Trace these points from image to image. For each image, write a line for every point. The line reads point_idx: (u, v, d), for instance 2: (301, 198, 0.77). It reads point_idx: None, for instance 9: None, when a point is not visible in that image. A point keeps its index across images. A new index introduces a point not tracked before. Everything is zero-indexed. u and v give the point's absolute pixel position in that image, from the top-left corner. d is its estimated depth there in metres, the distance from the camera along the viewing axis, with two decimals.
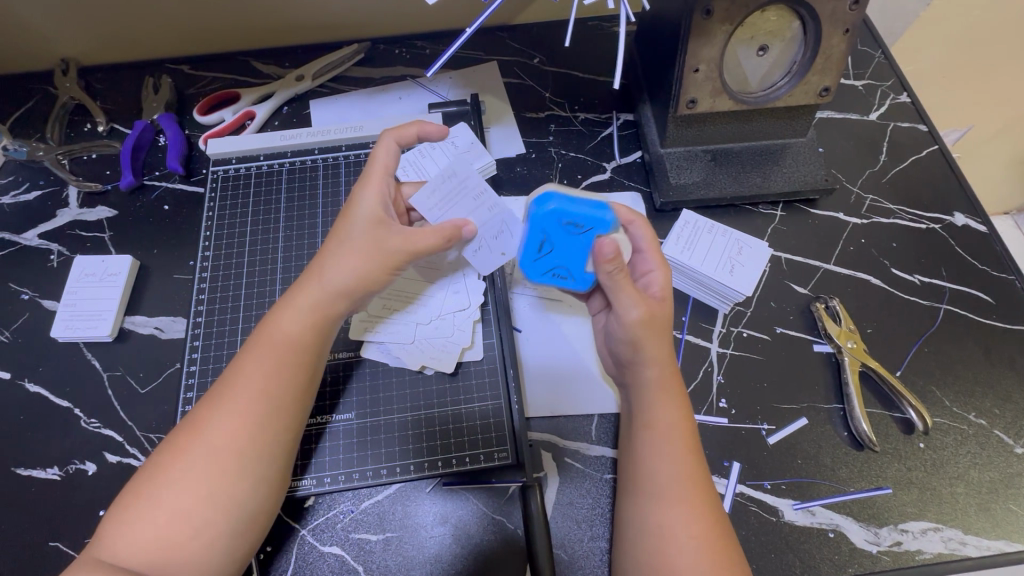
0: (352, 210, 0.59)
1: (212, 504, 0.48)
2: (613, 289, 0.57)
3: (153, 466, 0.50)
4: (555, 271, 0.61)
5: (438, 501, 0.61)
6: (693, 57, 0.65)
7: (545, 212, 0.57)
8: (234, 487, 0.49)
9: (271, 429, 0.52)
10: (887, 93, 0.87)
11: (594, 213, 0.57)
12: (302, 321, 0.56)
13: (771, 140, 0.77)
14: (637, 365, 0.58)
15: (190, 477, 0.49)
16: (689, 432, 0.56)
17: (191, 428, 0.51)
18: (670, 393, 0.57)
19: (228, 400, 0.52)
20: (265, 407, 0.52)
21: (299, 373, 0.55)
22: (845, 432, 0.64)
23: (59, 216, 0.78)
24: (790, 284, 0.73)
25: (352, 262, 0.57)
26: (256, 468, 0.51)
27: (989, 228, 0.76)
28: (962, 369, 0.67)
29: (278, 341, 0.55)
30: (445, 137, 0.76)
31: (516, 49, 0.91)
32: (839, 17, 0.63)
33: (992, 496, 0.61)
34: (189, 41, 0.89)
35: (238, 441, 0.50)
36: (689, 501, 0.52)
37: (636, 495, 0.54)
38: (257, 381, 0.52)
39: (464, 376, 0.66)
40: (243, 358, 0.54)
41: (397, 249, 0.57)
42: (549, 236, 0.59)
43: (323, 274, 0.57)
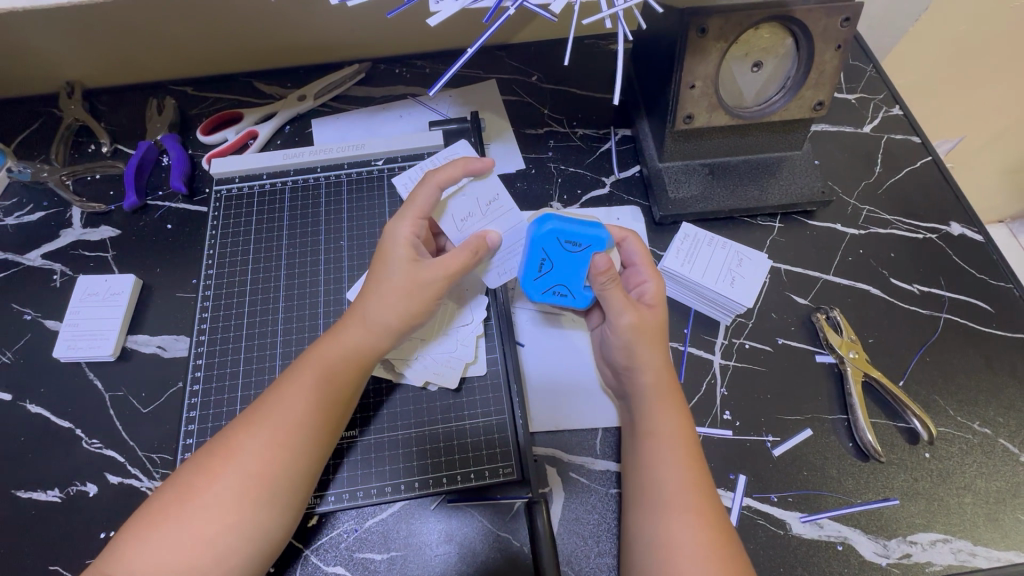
0: (387, 246, 0.60)
1: (239, 534, 0.48)
2: (603, 296, 0.60)
3: (181, 491, 0.49)
4: (555, 289, 0.64)
5: (443, 519, 0.61)
6: (689, 73, 0.67)
7: (540, 234, 0.59)
8: (264, 517, 0.50)
9: (306, 463, 0.52)
10: (879, 105, 0.89)
11: (587, 231, 0.59)
12: (344, 358, 0.57)
13: (768, 153, 0.78)
14: (634, 373, 0.59)
15: (221, 506, 0.48)
16: (692, 444, 0.56)
17: (226, 455, 0.50)
18: (669, 404, 0.58)
19: (267, 425, 0.52)
20: (302, 443, 0.52)
21: (334, 408, 0.55)
22: (850, 443, 0.64)
23: (62, 236, 0.78)
24: (790, 295, 0.73)
25: (394, 295, 0.58)
26: (287, 502, 0.51)
27: (986, 237, 0.77)
28: (964, 377, 0.67)
29: (319, 376, 0.55)
30: (447, 152, 0.76)
31: (515, 67, 0.93)
32: (831, 34, 0.65)
33: (1000, 506, 0.61)
34: (193, 63, 0.91)
35: (272, 469, 0.50)
36: (693, 508, 0.52)
37: (641, 505, 0.54)
38: (297, 413, 0.53)
39: (468, 393, 0.65)
40: (283, 387, 0.55)
41: (433, 282, 0.58)
42: (548, 255, 0.61)
43: (366, 308, 0.58)
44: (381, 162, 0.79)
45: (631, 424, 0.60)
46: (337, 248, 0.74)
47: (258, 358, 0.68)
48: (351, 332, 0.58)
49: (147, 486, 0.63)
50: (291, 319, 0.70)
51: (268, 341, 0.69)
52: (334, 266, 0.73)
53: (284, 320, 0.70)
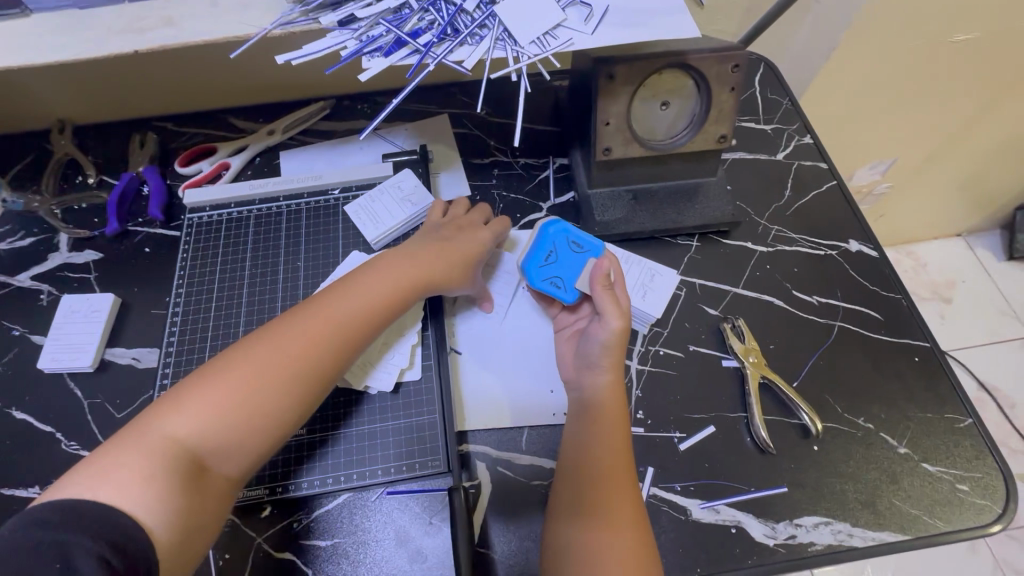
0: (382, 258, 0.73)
1: (254, 411, 0.58)
2: (598, 297, 0.70)
3: (213, 368, 0.59)
4: (552, 279, 0.75)
5: (382, 508, 0.68)
6: (603, 112, 0.76)
7: (551, 232, 0.76)
8: (276, 400, 0.59)
9: (325, 359, 0.62)
10: (793, 135, 0.98)
11: (592, 241, 0.76)
12: (393, 283, 0.69)
13: (684, 179, 0.87)
14: (593, 371, 0.69)
15: (240, 383, 0.58)
16: (622, 437, 0.65)
17: (251, 346, 0.61)
18: (619, 396, 0.68)
19: (265, 366, 0.60)
20: (328, 341, 0.63)
21: (378, 318, 0.67)
22: (748, 438, 0.72)
23: (50, 260, 0.87)
24: (703, 306, 0.82)
25: (422, 254, 0.73)
26: (300, 392, 0.61)
27: (880, 253, 0.86)
28: (853, 378, 0.76)
29: (373, 293, 0.68)
30: (392, 182, 0.86)
31: (465, 102, 1.02)
32: (724, 77, 0.75)
33: (877, 492, 0.68)
34: (173, 102, 1.00)
35: (257, 404, 0.58)
36: (625, 486, 0.62)
37: (579, 481, 0.63)
38: (330, 318, 0.64)
39: (404, 395, 0.73)
40: (323, 301, 0.66)
41: (445, 253, 0.74)
42: (555, 250, 0.77)
43: (359, 290, 0.67)
44: (337, 191, 0.88)
45: (579, 410, 0.68)
46: (295, 269, 0.83)
47: None
48: (408, 266, 0.71)
49: None
50: (251, 332, 0.78)
51: None
52: (291, 285, 0.82)
53: (245, 333, 0.78)
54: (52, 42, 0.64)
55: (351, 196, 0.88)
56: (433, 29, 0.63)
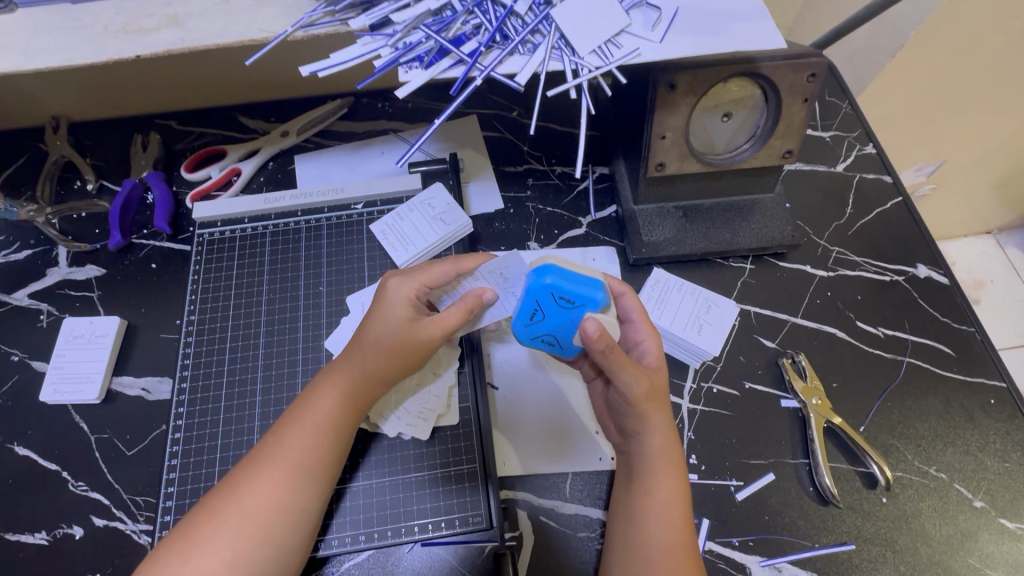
0: (386, 304, 0.61)
1: (235, 573, 0.51)
2: (611, 365, 0.56)
3: (175, 547, 0.52)
4: (544, 336, 0.61)
5: (417, 563, 0.64)
6: (659, 126, 0.68)
7: (537, 285, 0.56)
8: (258, 554, 0.52)
9: (297, 499, 0.55)
10: (853, 143, 0.90)
11: (585, 291, 0.55)
12: (342, 398, 0.59)
13: (740, 195, 0.79)
14: (640, 435, 0.59)
15: (214, 552, 0.51)
16: (683, 503, 0.58)
17: (207, 517, 0.53)
18: (670, 463, 0.59)
19: (273, 467, 0.55)
20: (292, 484, 0.55)
21: (341, 445, 0.59)
22: (810, 487, 0.66)
23: (49, 276, 0.80)
24: (759, 338, 0.75)
25: (387, 347, 0.59)
26: (280, 538, 0.54)
27: (951, 280, 0.79)
28: (924, 422, 0.70)
29: (329, 418, 0.58)
30: (422, 199, 0.79)
31: (495, 102, 0.94)
32: (797, 88, 0.65)
33: (950, 551, 0.63)
34: (177, 98, 0.91)
35: (275, 510, 0.54)
36: (679, 568, 0.55)
37: (628, 562, 0.57)
38: (289, 460, 0.56)
39: (441, 440, 0.67)
40: (277, 436, 0.58)
41: (429, 337, 0.59)
42: (541, 308, 0.58)
43: (361, 356, 0.60)
44: (360, 206, 0.81)
45: (627, 475, 0.62)
46: (316, 293, 0.76)
47: (238, 404, 0.70)
48: (346, 374, 0.60)
49: (132, 529, 0.65)
50: (271, 365, 0.72)
51: (248, 387, 0.71)
52: (313, 311, 0.75)
53: (264, 366, 0.72)
54: (37, 45, 0.55)
55: (376, 211, 0.81)
56: (480, 36, 0.55)
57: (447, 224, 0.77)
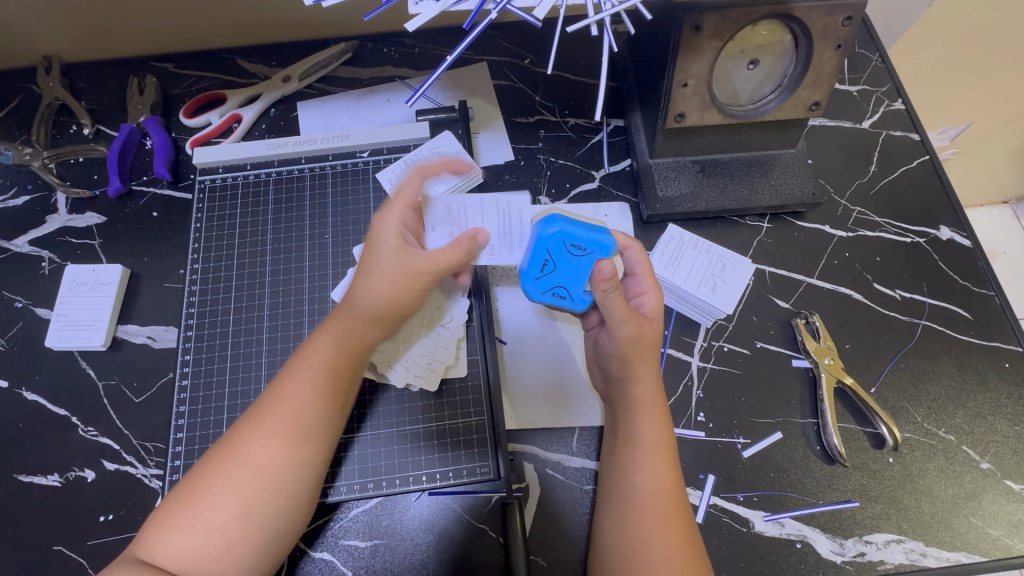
0: (374, 241, 0.59)
1: (247, 524, 0.51)
2: (607, 307, 0.56)
3: (183, 502, 0.51)
4: (555, 291, 0.60)
5: (423, 510, 0.64)
6: (682, 72, 0.63)
7: (546, 234, 0.57)
8: (269, 505, 0.52)
9: (303, 451, 0.54)
10: (882, 99, 0.86)
11: (595, 236, 0.56)
12: (340, 347, 0.57)
13: (761, 150, 0.75)
14: (625, 384, 0.60)
15: (223, 502, 0.51)
16: (669, 449, 0.58)
17: (213, 473, 0.52)
18: (654, 414, 0.59)
19: (273, 417, 0.54)
20: (292, 432, 0.54)
21: (339, 394, 0.57)
22: (817, 446, 0.66)
23: (48, 222, 0.78)
24: (773, 298, 0.73)
25: (382, 287, 0.57)
26: (290, 489, 0.53)
27: (974, 243, 0.76)
28: (935, 385, 0.69)
29: (326, 368, 0.56)
30: (430, 146, 0.77)
31: (507, 48, 0.89)
32: (830, 33, 0.61)
33: (954, 510, 0.64)
34: (173, 39, 0.87)
35: (276, 459, 0.53)
36: (662, 516, 0.55)
37: (614, 508, 0.57)
38: (290, 413, 0.54)
39: (448, 394, 0.67)
40: (277, 389, 0.56)
41: (423, 273, 0.58)
42: (551, 256, 0.58)
43: (354, 297, 0.58)
44: (366, 154, 0.79)
45: (614, 428, 0.62)
46: (322, 245, 0.75)
47: (245, 354, 0.70)
48: (342, 324, 0.58)
49: (142, 473, 0.66)
50: (277, 316, 0.71)
51: (254, 337, 0.70)
52: (319, 262, 0.74)
53: (270, 317, 0.71)
54: None
55: (383, 160, 0.78)
56: None
57: (457, 172, 0.75)
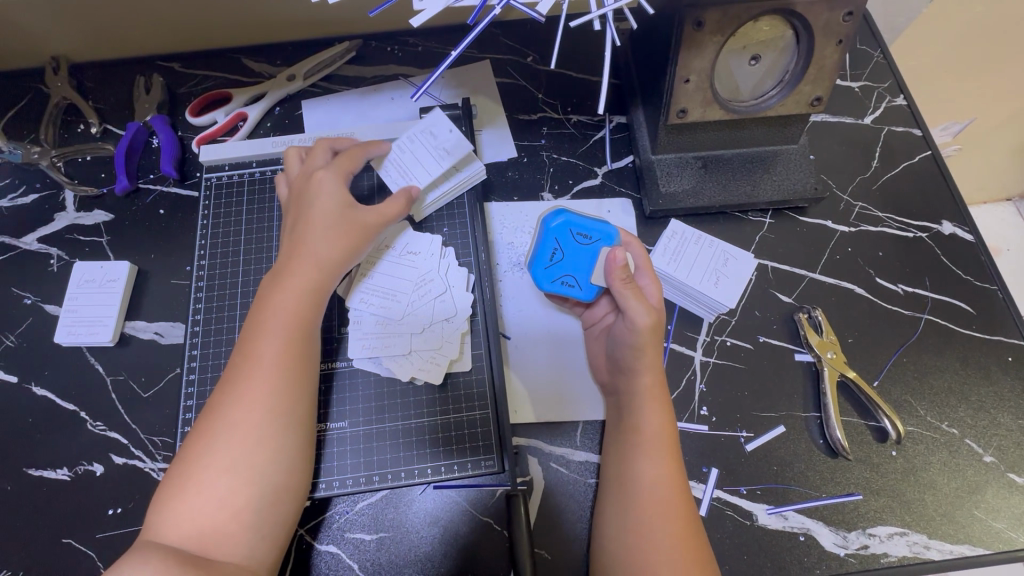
0: (319, 200, 0.65)
1: (239, 478, 0.52)
2: (621, 295, 0.60)
3: (177, 473, 0.52)
4: (564, 279, 0.66)
5: (428, 503, 0.65)
6: (684, 67, 0.63)
7: (553, 225, 0.67)
8: (256, 457, 0.53)
9: (280, 396, 0.55)
10: (883, 95, 0.86)
11: (599, 226, 0.66)
12: (302, 293, 0.61)
13: (763, 146, 0.76)
14: (634, 372, 0.61)
15: (215, 464, 0.52)
16: (671, 441, 0.58)
17: (199, 439, 0.53)
18: (657, 403, 0.60)
19: (245, 372, 0.56)
20: (268, 382, 0.55)
21: (305, 337, 0.60)
22: (820, 440, 0.67)
23: (56, 220, 0.79)
24: (775, 293, 0.74)
25: (333, 237, 0.64)
26: (274, 439, 0.54)
27: (976, 237, 0.76)
28: (938, 379, 0.69)
29: (291, 313, 0.59)
30: (420, 127, 0.73)
31: (509, 46, 0.90)
32: (832, 28, 0.61)
33: (957, 503, 0.64)
34: (179, 38, 0.88)
35: (257, 409, 0.54)
36: (666, 509, 0.55)
37: (619, 495, 0.57)
38: (262, 360, 0.56)
39: (453, 388, 0.68)
40: (246, 343, 0.58)
41: (371, 224, 0.66)
42: (560, 245, 0.67)
43: (308, 251, 0.62)
44: None
45: (616, 420, 0.62)
46: None
47: None
48: (300, 274, 0.61)
49: (150, 467, 0.67)
50: None
51: None
52: None
53: None
54: None
55: None
56: None
57: (456, 156, 0.72)
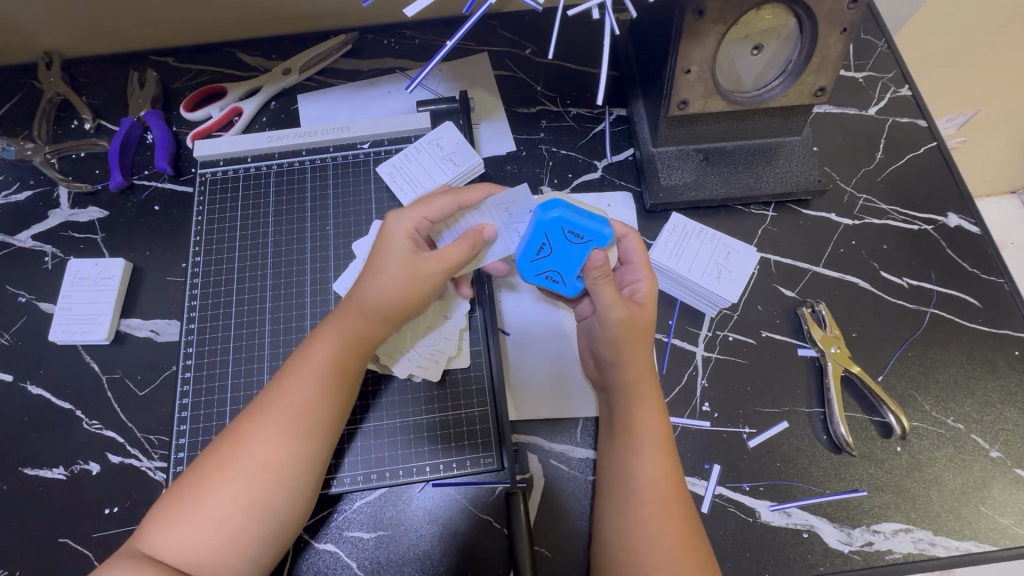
0: (386, 240, 0.60)
1: (250, 518, 0.50)
2: (594, 291, 0.58)
3: (184, 493, 0.51)
4: (547, 273, 0.62)
5: (427, 502, 0.64)
6: (685, 58, 0.62)
7: (546, 219, 0.58)
8: (272, 499, 0.51)
9: (311, 445, 0.54)
10: (888, 85, 0.85)
11: (593, 226, 0.58)
12: (348, 345, 0.57)
13: (765, 137, 0.74)
14: (617, 369, 0.60)
15: (229, 498, 0.50)
16: (666, 440, 0.57)
17: (214, 468, 0.51)
18: (649, 403, 0.59)
19: (277, 415, 0.53)
20: (301, 433, 0.53)
21: (346, 392, 0.57)
22: (824, 435, 0.66)
23: (50, 217, 0.78)
24: (778, 287, 0.73)
25: (387, 284, 0.57)
26: (293, 484, 0.53)
27: (982, 229, 0.75)
28: (943, 374, 0.68)
29: (335, 367, 0.56)
30: (500, 200, 0.64)
31: (507, 39, 0.88)
32: (836, 16, 0.60)
33: (963, 499, 0.63)
34: (172, 32, 0.87)
35: (285, 455, 0.52)
36: (663, 508, 0.54)
37: (614, 496, 0.57)
38: (298, 410, 0.54)
39: (451, 384, 0.67)
40: (283, 381, 0.55)
41: (434, 274, 0.58)
42: (549, 241, 0.59)
43: (360, 293, 0.58)
44: (367, 145, 0.78)
45: (609, 418, 0.62)
46: (323, 236, 0.74)
47: (248, 347, 0.69)
48: (349, 321, 0.58)
49: (147, 466, 0.66)
50: (279, 309, 0.71)
51: (256, 331, 0.70)
52: (320, 254, 0.74)
53: (272, 310, 0.71)
54: None
55: (384, 151, 0.78)
56: None
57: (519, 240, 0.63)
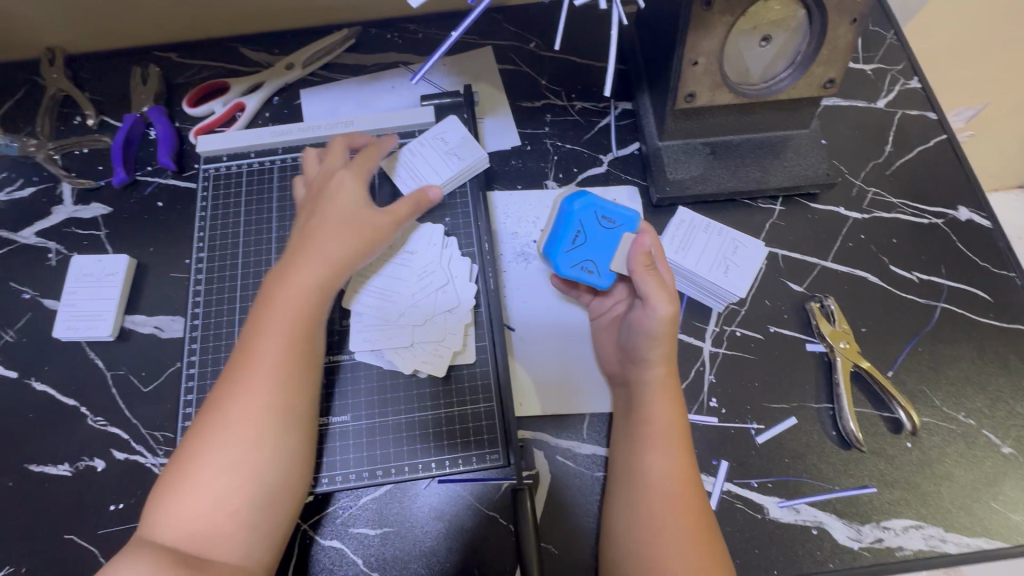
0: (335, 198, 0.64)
1: (240, 483, 0.50)
2: (644, 285, 0.59)
3: (173, 470, 0.51)
4: (583, 265, 0.63)
5: (431, 498, 0.64)
6: (692, 50, 0.61)
7: (577, 208, 0.63)
8: (257, 460, 0.51)
9: (283, 399, 0.54)
10: (897, 78, 0.83)
11: (625, 211, 0.64)
12: (301, 299, 0.58)
13: (773, 131, 0.74)
14: (641, 365, 0.60)
15: (215, 464, 0.51)
16: (683, 433, 0.57)
17: (195, 437, 0.52)
18: (668, 395, 0.58)
19: (246, 372, 0.54)
20: (274, 388, 0.53)
21: (309, 343, 0.57)
22: (833, 432, 0.65)
23: (54, 214, 0.78)
24: (786, 282, 0.72)
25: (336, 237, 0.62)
26: (278, 440, 0.53)
27: (993, 223, 0.74)
28: (954, 369, 0.67)
29: (293, 319, 0.57)
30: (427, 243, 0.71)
31: (512, 32, 0.88)
32: (846, 7, 0.58)
33: (974, 495, 0.62)
34: (175, 27, 0.86)
35: (262, 412, 0.53)
36: (675, 504, 0.53)
37: (626, 491, 0.56)
38: (267, 365, 0.54)
39: (456, 380, 0.67)
40: (247, 339, 0.56)
41: (384, 223, 0.65)
42: (582, 230, 0.64)
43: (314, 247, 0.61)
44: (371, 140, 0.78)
45: (626, 413, 0.61)
46: None
47: None
48: (305, 274, 0.59)
49: (151, 462, 0.66)
50: None
51: None
52: None
53: None
54: None
55: None
56: None
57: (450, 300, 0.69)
